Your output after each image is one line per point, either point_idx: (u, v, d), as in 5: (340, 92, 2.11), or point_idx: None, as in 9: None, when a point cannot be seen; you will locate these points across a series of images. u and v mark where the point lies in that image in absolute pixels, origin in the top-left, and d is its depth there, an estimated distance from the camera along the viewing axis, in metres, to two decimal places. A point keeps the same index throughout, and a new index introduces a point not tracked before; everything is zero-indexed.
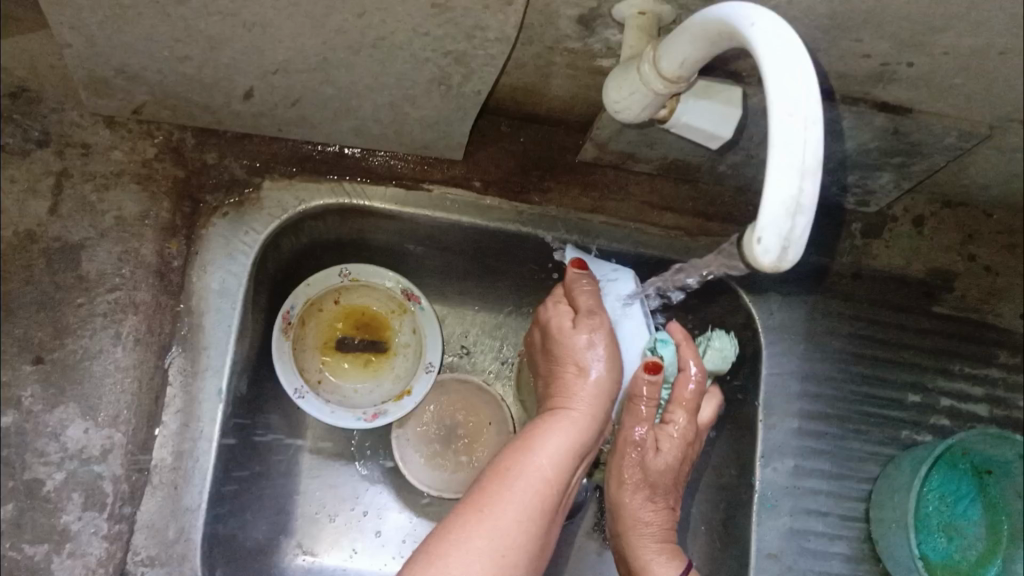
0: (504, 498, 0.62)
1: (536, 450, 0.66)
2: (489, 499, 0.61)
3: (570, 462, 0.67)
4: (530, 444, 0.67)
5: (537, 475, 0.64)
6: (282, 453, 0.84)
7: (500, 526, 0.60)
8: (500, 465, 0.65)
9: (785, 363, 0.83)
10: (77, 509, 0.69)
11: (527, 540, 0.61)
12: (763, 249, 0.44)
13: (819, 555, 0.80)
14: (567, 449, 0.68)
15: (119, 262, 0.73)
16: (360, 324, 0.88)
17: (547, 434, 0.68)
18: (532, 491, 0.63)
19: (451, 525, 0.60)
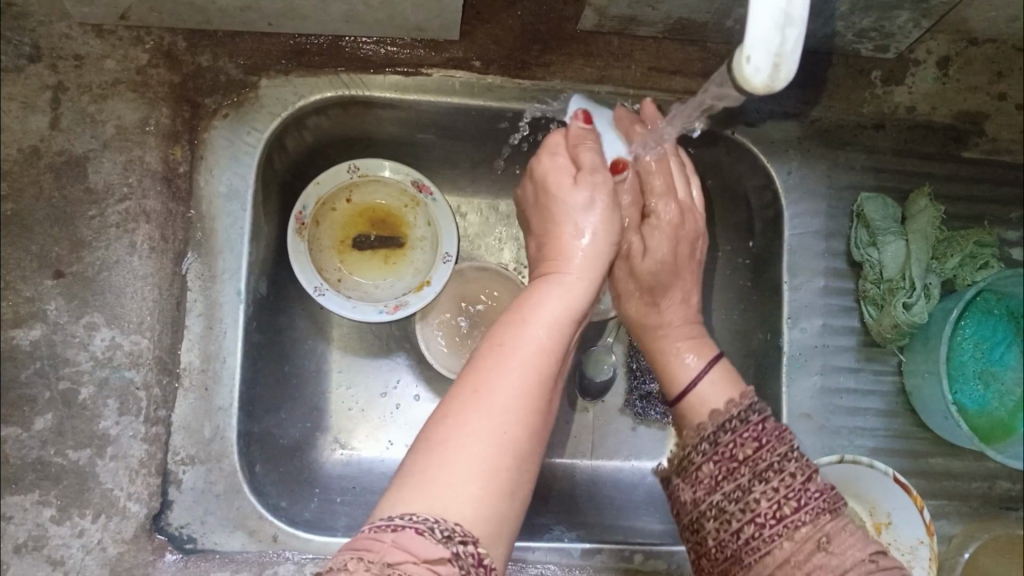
0: (509, 368, 0.53)
1: (529, 318, 0.58)
2: (483, 373, 0.52)
3: (569, 331, 0.59)
4: (522, 314, 0.58)
5: (538, 344, 0.56)
6: (311, 353, 0.85)
7: (498, 406, 0.51)
8: (491, 337, 0.56)
9: (809, 223, 0.81)
10: (114, 414, 0.71)
11: (532, 418, 0.52)
12: (755, 67, 0.48)
13: (854, 412, 0.80)
14: (563, 315, 0.60)
15: (125, 172, 0.73)
16: (375, 221, 0.87)
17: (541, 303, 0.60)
18: (530, 361, 0.54)
19: (444, 413, 0.51)
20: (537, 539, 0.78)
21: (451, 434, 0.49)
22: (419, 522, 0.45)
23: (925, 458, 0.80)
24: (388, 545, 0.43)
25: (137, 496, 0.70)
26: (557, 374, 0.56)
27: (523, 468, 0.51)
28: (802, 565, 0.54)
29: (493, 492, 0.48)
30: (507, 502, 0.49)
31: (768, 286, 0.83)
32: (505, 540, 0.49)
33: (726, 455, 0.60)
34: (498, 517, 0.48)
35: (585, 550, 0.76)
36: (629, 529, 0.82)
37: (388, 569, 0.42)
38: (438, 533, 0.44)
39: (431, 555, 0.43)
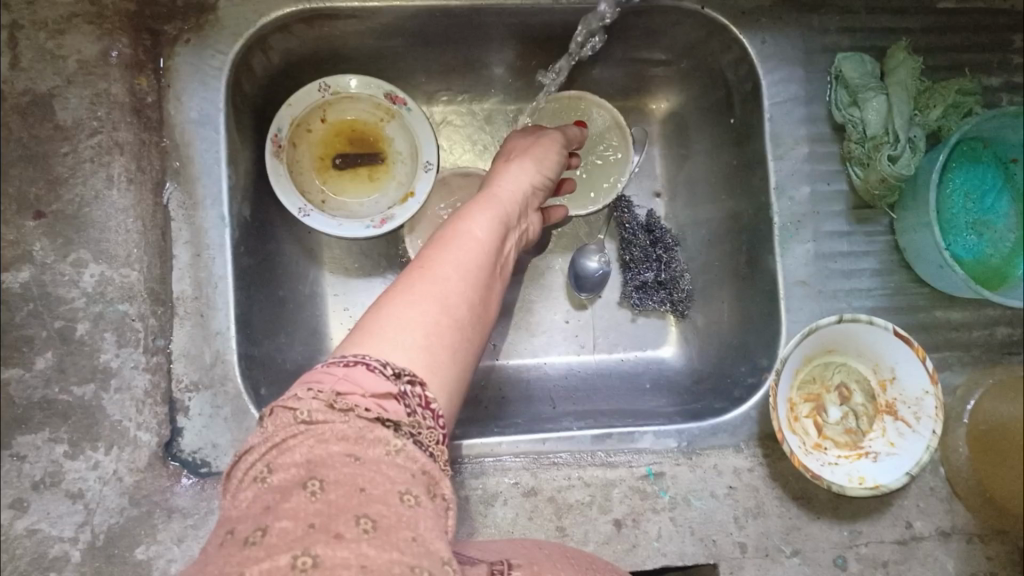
0: (456, 247, 0.56)
1: (481, 202, 0.64)
2: (433, 254, 0.54)
3: (501, 229, 0.62)
4: (456, 223, 0.59)
5: (473, 237, 0.58)
6: (304, 277, 0.86)
7: (446, 284, 0.52)
8: (435, 238, 0.57)
9: (788, 90, 0.80)
10: (113, 347, 0.71)
11: (468, 301, 0.52)
12: None
13: (849, 274, 0.80)
14: (495, 218, 0.62)
15: (92, 106, 0.72)
16: (352, 138, 0.87)
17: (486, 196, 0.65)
18: (474, 246, 0.57)
19: (394, 285, 0.51)
20: (543, 429, 0.79)
21: (400, 301, 0.49)
22: (368, 360, 0.45)
23: (924, 312, 0.80)
24: (336, 378, 0.44)
25: (147, 425, 0.72)
26: (494, 267, 0.58)
27: (465, 339, 0.51)
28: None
29: (440, 350, 0.49)
30: (453, 361, 0.50)
31: (750, 159, 0.83)
32: (450, 396, 0.49)
33: None
34: (445, 374, 0.49)
35: (594, 436, 0.77)
36: (636, 411, 0.83)
37: (337, 397, 0.43)
38: (387, 369, 0.45)
39: (376, 388, 0.44)
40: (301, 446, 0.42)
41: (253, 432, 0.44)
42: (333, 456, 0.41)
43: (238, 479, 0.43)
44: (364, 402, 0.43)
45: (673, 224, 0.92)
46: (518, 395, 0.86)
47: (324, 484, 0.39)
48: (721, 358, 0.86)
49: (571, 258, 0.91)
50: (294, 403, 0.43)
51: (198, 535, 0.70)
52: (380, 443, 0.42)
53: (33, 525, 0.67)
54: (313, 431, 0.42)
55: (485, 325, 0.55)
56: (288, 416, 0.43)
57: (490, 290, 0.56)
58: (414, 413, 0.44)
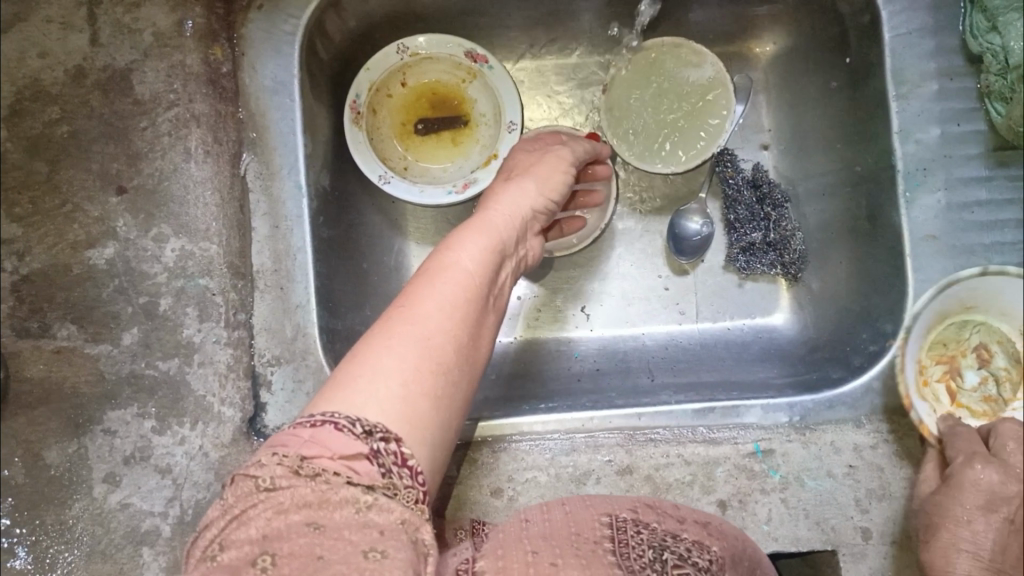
0: (442, 281, 0.51)
1: (473, 225, 0.58)
2: (414, 291, 0.50)
3: (495, 259, 0.56)
4: (441, 252, 0.54)
5: (459, 270, 0.53)
6: (389, 248, 0.84)
7: (427, 326, 0.47)
8: (416, 275, 0.52)
9: (913, 18, 0.71)
10: (195, 322, 0.70)
11: (455, 343, 0.48)
12: None
13: (987, 227, 0.68)
14: (490, 248, 0.57)
15: (169, 78, 0.71)
16: (434, 101, 0.83)
17: (482, 217, 0.60)
18: (461, 281, 0.52)
19: (372, 332, 0.47)
20: (640, 404, 0.73)
21: (378, 348, 0.45)
22: (338, 418, 0.41)
23: None
24: (301, 442, 0.41)
25: (230, 400, 0.71)
26: (483, 303, 0.53)
27: (449, 385, 0.47)
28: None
29: (421, 400, 0.44)
30: (435, 410, 0.45)
31: (870, 100, 0.74)
32: (435, 451, 0.45)
33: None
34: (429, 426, 0.45)
35: (696, 410, 0.71)
36: (742, 382, 0.76)
37: (301, 463, 0.40)
38: (357, 427, 0.41)
39: (344, 450, 0.40)
40: (259, 517, 0.40)
41: (214, 503, 0.42)
42: (291, 527, 0.39)
43: (195, 558, 0.41)
44: (331, 467, 0.40)
45: (782, 178, 0.84)
46: (614, 366, 0.81)
47: (276, 559, 0.39)
48: (839, 325, 0.77)
49: (670, 220, 0.84)
50: (256, 470, 0.41)
51: None
52: (347, 504, 0.40)
53: (126, 499, 0.67)
54: (271, 500, 0.40)
55: (473, 364, 0.50)
56: (249, 485, 0.41)
57: (479, 329, 0.52)
58: (390, 473, 0.41)
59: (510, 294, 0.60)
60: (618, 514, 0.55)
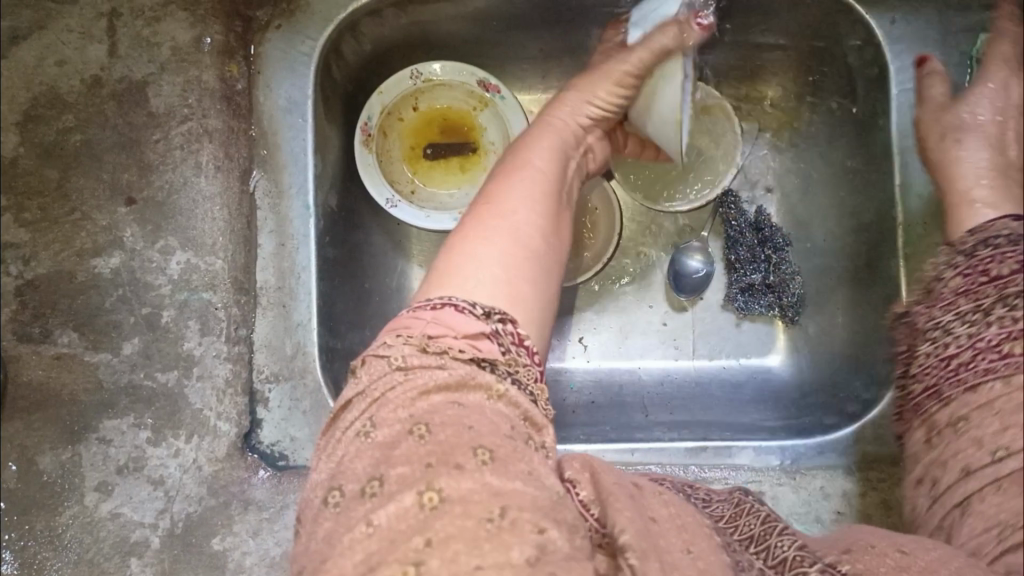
0: (520, 180, 0.58)
1: (537, 140, 0.63)
2: (495, 190, 0.57)
3: (561, 161, 0.63)
4: (519, 156, 0.61)
5: (537, 170, 0.60)
6: (392, 272, 0.84)
7: (517, 218, 0.54)
8: (498, 176, 0.59)
9: (919, 74, 0.73)
10: (196, 335, 0.71)
11: (544, 229, 0.56)
12: None
13: None
14: (557, 150, 0.63)
15: (185, 93, 0.71)
16: (445, 127, 0.84)
17: (551, 122, 0.66)
18: (542, 185, 0.59)
19: (466, 227, 0.54)
20: (636, 438, 0.74)
21: (476, 239, 0.52)
22: (456, 302, 0.48)
23: None
24: (425, 322, 0.46)
25: (226, 415, 0.71)
26: (561, 200, 0.60)
27: (546, 266, 0.54)
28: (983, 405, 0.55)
29: (518, 281, 0.51)
30: (536, 288, 0.52)
31: (875, 152, 0.75)
32: (541, 324, 0.52)
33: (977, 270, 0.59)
34: (530, 306, 0.51)
35: (688, 448, 0.72)
36: (732, 424, 0.77)
37: (428, 341, 0.45)
38: (475, 309, 0.47)
39: (468, 330, 0.46)
40: (401, 396, 0.41)
41: (346, 385, 0.45)
42: (437, 405, 0.40)
43: (336, 441, 0.42)
44: (457, 343, 0.45)
45: (785, 222, 0.84)
46: (608, 400, 0.81)
47: (431, 428, 0.38)
48: (835, 370, 0.78)
49: (670, 257, 0.85)
50: (385, 352, 0.45)
51: (273, 530, 0.69)
52: (481, 389, 0.42)
53: (116, 509, 0.67)
54: (412, 375, 0.42)
55: (560, 247, 0.57)
56: (382, 365, 0.44)
57: (563, 221, 0.59)
58: (506, 347, 0.47)
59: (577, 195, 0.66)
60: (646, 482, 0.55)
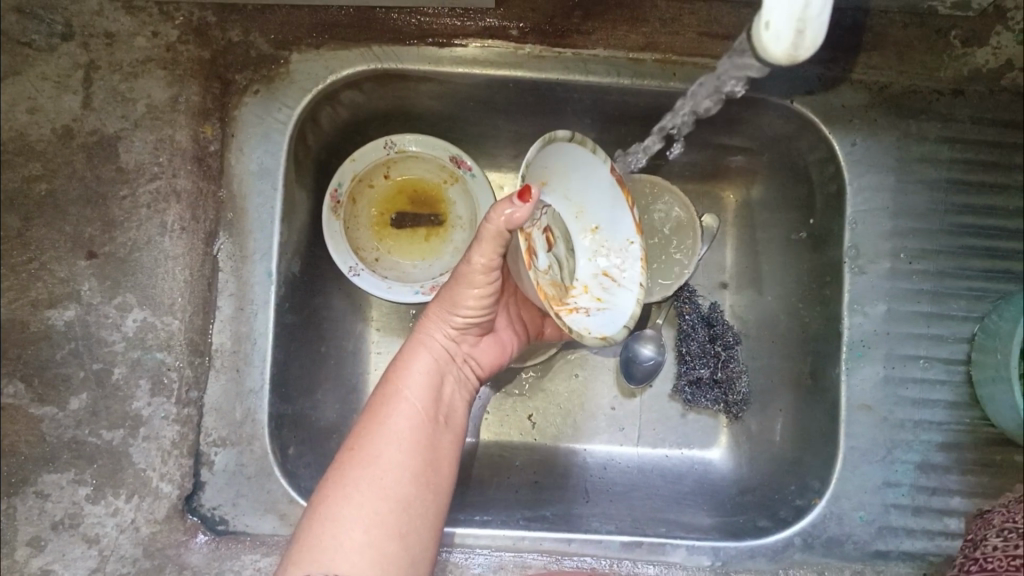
0: (391, 417, 0.62)
1: (403, 368, 0.66)
2: (364, 436, 0.61)
3: (435, 386, 0.66)
4: (393, 387, 0.65)
5: (405, 407, 0.63)
6: (348, 333, 0.86)
7: (382, 468, 0.59)
8: (369, 410, 0.63)
9: (875, 198, 0.75)
10: (146, 395, 0.70)
11: (412, 473, 0.60)
12: (777, 37, 0.56)
13: (918, 403, 0.74)
14: (429, 380, 0.65)
15: (156, 151, 0.71)
16: (414, 197, 0.85)
17: (425, 340, 0.67)
18: (407, 422, 0.62)
19: (333, 485, 0.59)
20: (572, 527, 0.76)
21: (343, 500, 0.57)
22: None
23: (999, 453, 0.74)
24: None
25: (169, 476, 0.71)
26: (435, 430, 0.63)
27: (412, 520, 0.59)
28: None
29: (377, 550, 0.56)
30: (400, 547, 0.57)
31: (823, 265, 0.78)
32: None
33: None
34: (394, 567, 0.56)
35: (623, 542, 0.74)
36: (670, 521, 0.78)
37: None
38: None
39: None
40: None
41: None
42: None
43: None
44: None
45: (736, 318, 0.87)
46: (551, 482, 0.83)
47: None
48: (770, 471, 0.81)
49: (624, 344, 0.87)
50: None
51: None
52: None
53: (48, 565, 0.66)
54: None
55: (435, 492, 0.61)
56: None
57: (438, 455, 0.63)
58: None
59: (456, 410, 0.68)
60: None
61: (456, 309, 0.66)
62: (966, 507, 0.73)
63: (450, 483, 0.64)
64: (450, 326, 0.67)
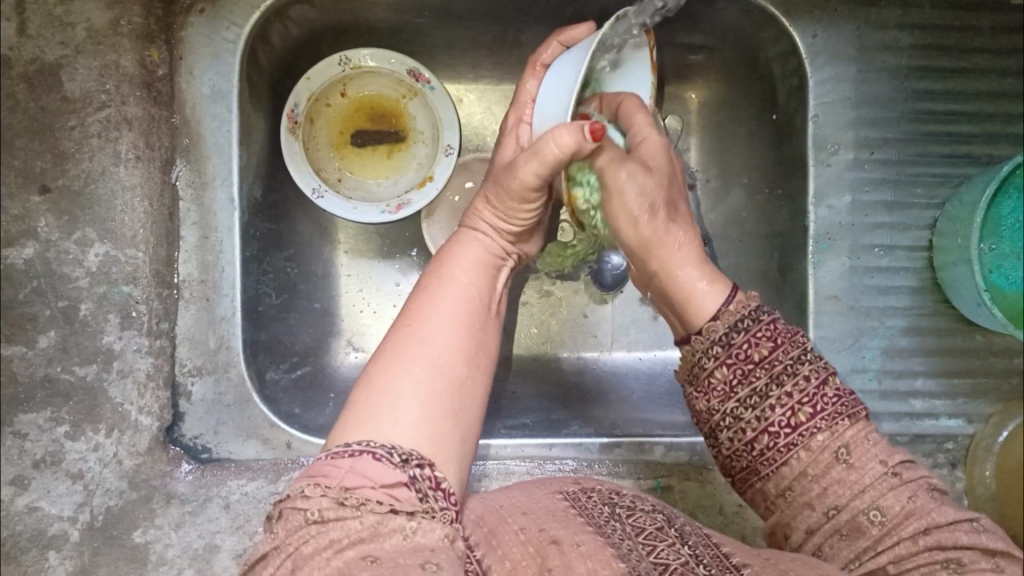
0: (447, 294, 0.58)
1: (455, 256, 0.63)
2: (425, 299, 0.58)
3: (484, 279, 0.62)
4: (443, 269, 0.62)
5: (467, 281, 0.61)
6: (316, 258, 0.84)
7: (433, 346, 0.53)
8: (419, 291, 0.59)
9: (836, 90, 0.75)
10: (116, 329, 0.69)
11: (465, 356, 0.54)
12: None
13: (883, 291, 0.76)
14: (481, 267, 0.64)
15: (102, 77, 0.69)
16: (373, 114, 0.83)
17: (473, 231, 0.67)
18: (466, 298, 0.59)
19: (383, 354, 0.53)
20: (556, 434, 0.78)
21: (395, 368, 0.51)
22: (374, 448, 0.46)
23: (959, 333, 0.77)
24: (343, 471, 0.44)
25: (148, 409, 0.70)
26: (484, 314, 0.59)
27: (469, 399, 0.53)
28: (908, 503, 0.49)
29: (440, 420, 0.50)
30: (456, 424, 0.51)
31: (789, 161, 0.78)
32: (460, 474, 0.50)
33: (738, 359, 0.54)
34: (451, 444, 0.50)
35: (603, 444, 0.76)
36: (647, 422, 0.80)
37: (345, 493, 0.43)
38: (393, 456, 0.46)
39: (385, 478, 0.44)
40: (316, 544, 0.42)
41: (267, 535, 0.45)
42: (349, 563, 0.40)
43: None
44: (375, 495, 0.43)
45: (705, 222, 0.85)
46: (531, 392, 0.84)
47: (380, 557, 0.41)
48: None
49: (592, 251, 0.86)
50: (303, 504, 0.44)
51: (196, 522, 0.69)
52: (395, 533, 0.42)
53: (34, 503, 0.66)
54: (326, 528, 0.42)
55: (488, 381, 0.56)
56: (300, 518, 0.43)
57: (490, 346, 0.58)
58: (427, 496, 0.45)
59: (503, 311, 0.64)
60: (567, 488, 0.54)
61: (512, 215, 0.66)
62: (929, 388, 0.76)
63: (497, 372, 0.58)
64: (494, 213, 0.67)
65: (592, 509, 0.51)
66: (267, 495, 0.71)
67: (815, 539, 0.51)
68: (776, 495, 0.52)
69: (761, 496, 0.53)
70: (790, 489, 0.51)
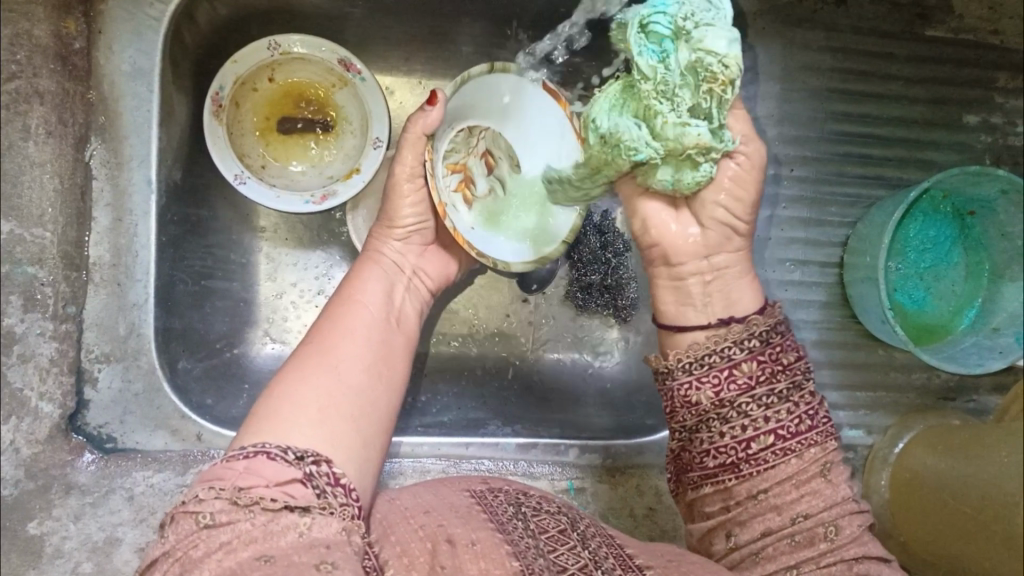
0: (346, 321, 0.59)
1: (358, 283, 0.64)
2: (326, 327, 0.58)
3: (389, 303, 0.63)
4: (346, 297, 0.62)
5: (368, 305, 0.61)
6: (235, 246, 0.82)
7: (337, 360, 0.54)
8: (327, 318, 0.59)
9: (759, 106, 0.78)
10: (18, 313, 0.63)
11: (368, 370, 0.55)
12: None
13: (793, 304, 0.79)
14: (385, 291, 0.64)
15: (13, 47, 0.61)
16: (302, 102, 0.82)
17: (377, 257, 0.67)
18: (368, 323, 0.59)
19: (290, 370, 0.53)
20: (473, 435, 0.79)
21: (297, 382, 0.51)
22: (268, 448, 0.46)
23: (863, 347, 0.80)
24: (238, 473, 0.44)
25: (49, 395, 0.66)
26: (388, 336, 0.60)
27: (371, 406, 0.53)
28: (858, 529, 0.54)
29: (342, 427, 0.50)
30: (356, 431, 0.51)
31: None
32: (361, 479, 0.50)
33: (769, 361, 0.55)
34: (352, 450, 0.50)
35: (519, 444, 0.79)
36: (563, 423, 0.83)
37: (240, 493, 0.43)
38: (288, 454, 0.46)
39: (280, 478, 0.44)
40: (208, 545, 0.41)
41: (155, 542, 0.43)
42: (244, 563, 0.39)
43: None
44: (269, 493, 0.43)
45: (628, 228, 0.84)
46: (451, 389, 0.84)
47: (275, 555, 0.40)
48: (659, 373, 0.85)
49: None
50: (196, 507, 0.43)
51: (96, 514, 0.66)
52: (291, 529, 0.41)
53: None
54: (216, 531, 0.41)
55: (393, 394, 0.57)
56: (190, 523, 0.42)
57: (393, 364, 0.58)
58: (325, 492, 0.45)
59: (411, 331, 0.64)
60: (473, 485, 0.54)
61: (399, 224, 0.66)
62: (831, 399, 0.79)
63: (404, 389, 0.59)
64: (394, 236, 0.67)
65: (497, 506, 0.51)
66: (174, 487, 0.70)
67: (760, 540, 0.54)
68: (744, 496, 0.55)
69: (722, 494, 0.56)
70: (765, 491, 0.54)
